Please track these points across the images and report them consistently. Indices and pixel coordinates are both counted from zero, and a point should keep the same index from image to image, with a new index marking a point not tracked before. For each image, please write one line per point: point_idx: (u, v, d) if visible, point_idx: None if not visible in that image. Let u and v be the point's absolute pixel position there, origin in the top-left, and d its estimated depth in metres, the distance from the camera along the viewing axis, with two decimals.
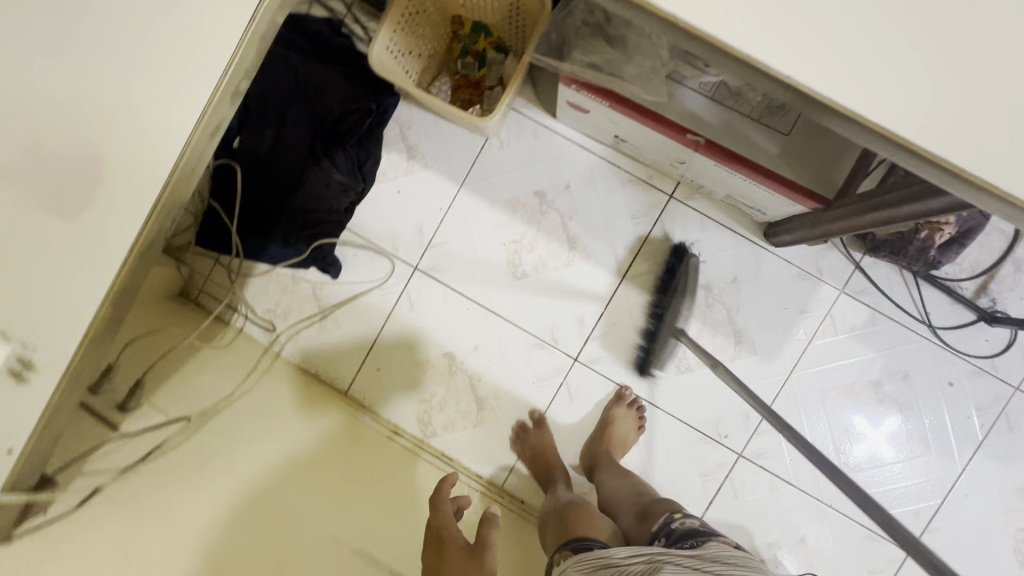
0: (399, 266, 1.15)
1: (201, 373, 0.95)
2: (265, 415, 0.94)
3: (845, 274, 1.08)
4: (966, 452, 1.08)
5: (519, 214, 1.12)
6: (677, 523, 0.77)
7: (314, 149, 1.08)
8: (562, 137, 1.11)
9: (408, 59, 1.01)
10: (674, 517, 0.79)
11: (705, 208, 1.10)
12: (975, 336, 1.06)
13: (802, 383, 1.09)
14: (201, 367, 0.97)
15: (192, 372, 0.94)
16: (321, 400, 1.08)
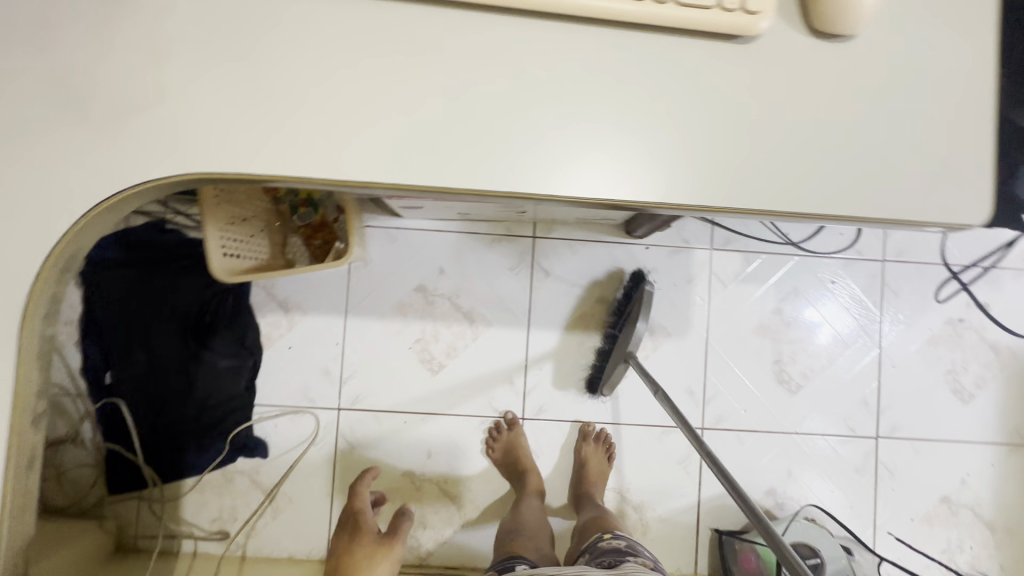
0: (323, 415, 1.13)
1: None
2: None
3: (707, 234, 1.18)
4: (876, 331, 1.18)
5: (411, 315, 1.14)
6: (606, 542, 0.91)
7: (188, 348, 1.07)
8: (414, 230, 1.15)
9: (248, 245, 1.03)
10: (603, 538, 0.92)
11: (567, 234, 1.16)
12: (830, 234, 1.18)
13: (720, 340, 1.17)
14: None
15: None
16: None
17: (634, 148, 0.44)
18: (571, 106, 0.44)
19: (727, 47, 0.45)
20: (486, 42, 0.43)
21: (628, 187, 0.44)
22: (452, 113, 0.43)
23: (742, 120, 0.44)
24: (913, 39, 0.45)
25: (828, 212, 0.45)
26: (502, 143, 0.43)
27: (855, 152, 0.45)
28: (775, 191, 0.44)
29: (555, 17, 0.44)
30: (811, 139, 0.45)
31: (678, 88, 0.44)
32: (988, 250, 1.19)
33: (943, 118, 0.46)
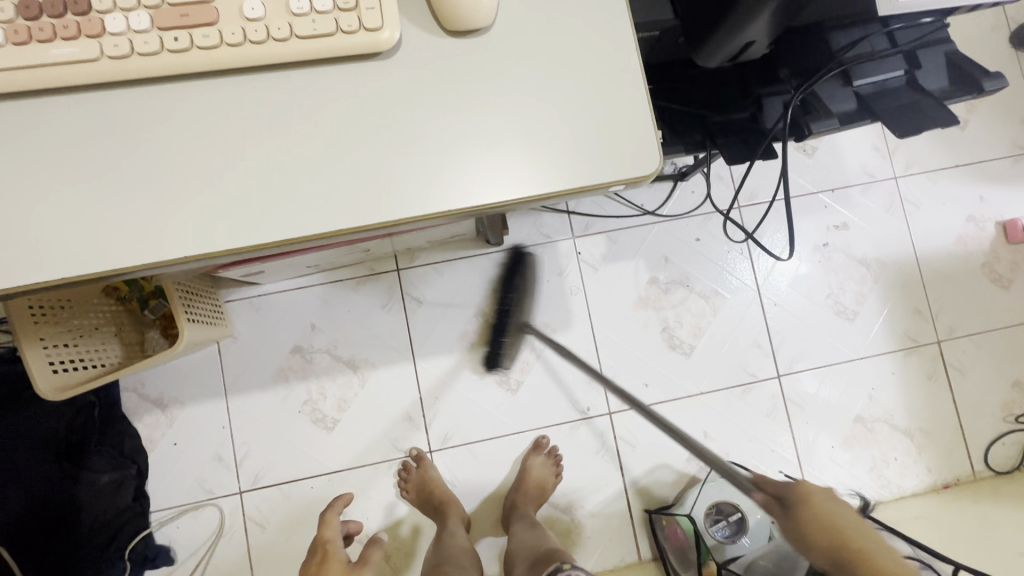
0: (226, 504, 1.09)
1: None
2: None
3: (566, 224, 1.19)
4: (753, 274, 1.21)
5: (293, 378, 1.12)
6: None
7: (63, 475, 1.01)
8: (277, 294, 1.13)
9: (98, 351, 0.99)
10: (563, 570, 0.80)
11: (430, 258, 1.16)
12: (683, 194, 1.21)
13: (605, 322, 1.17)
14: None
15: None
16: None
17: (296, 182, 0.44)
18: (226, 158, 0.44)
19: (369, 66, 0.46)
20: (129, 119, 0.44)
21: (301, 220, 0.44)
22: (110, 195, 0.43)
23: (398, 132, 0.45)
24: (548, 20, 0.47)
25: (508, 195, 0.45)
26: (164, 211, 0.44)
27: (519, 133, 0.46)
28: (447, 190, 0.45)
29: (192, 79, 0.45)
30: (472, 132, 0.46)
31: (329, 119, 0.45)
32: (832, 173, 1.24)
33: (596, 81, 0.47)
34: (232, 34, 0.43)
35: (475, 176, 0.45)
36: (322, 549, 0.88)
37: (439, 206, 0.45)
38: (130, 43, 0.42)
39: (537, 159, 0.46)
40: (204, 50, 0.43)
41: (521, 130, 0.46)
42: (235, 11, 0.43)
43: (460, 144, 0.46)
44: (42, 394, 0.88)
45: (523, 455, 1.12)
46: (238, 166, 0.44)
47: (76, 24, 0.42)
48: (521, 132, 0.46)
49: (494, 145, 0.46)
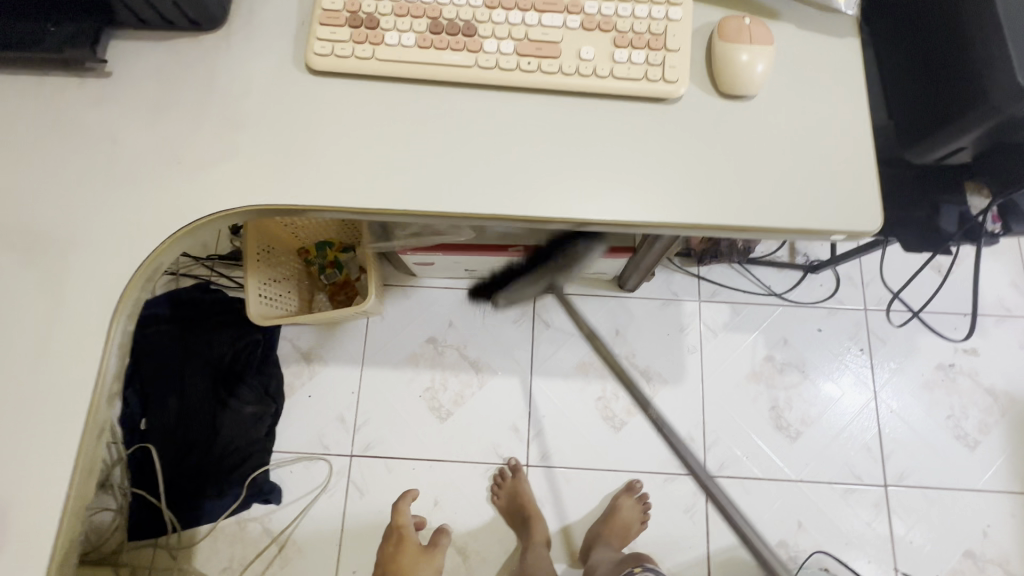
0: (336, 462, 1.18)
1: None
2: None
3: (694, 287, 1.28)
4: (869, 376, 1.23)
5: (422, 364, 1.24)
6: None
7: (218, 394, 1.16)
8: (428, 288, 1.28)
9: (285, 297, 1.17)
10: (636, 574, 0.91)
11: (565, 288, 1.28)
12: (811, 285, 1.27)
13: (716, 385, 1.22)
14: None
15: None
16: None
17: (585, 179, 0.58)
18: (536, 151, 0.58)
19: (655, 107, 0.59)
20: (473, 109, 0.59)
21: (582, 206, 0.57)
22: (450, 161, 0.58)
23: (669, 158, 0.58)
24: (800, 98, 0.59)
25: (747, 223, 0.56)
26: (483, 179, 0.58)
27: (766, 177, 0.57)
28: (701, 209, 0.56)
29: (524, 91, 0.60)
30: (728, 170, 0.57)
31: (616, 138, 0.59)
32: (967, 298, 1.26)
33: (834, 152, 0.58)
34: (569, 67, 0.58)
35: (720, 201, 0.57)
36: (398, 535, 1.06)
37: (692, 219, 0.56)
38: (497, 60, 0.58)
39: (787, 203, 0.56)
40: (546, 74, 0.58)
41: (764, 174, 0.57)
42: (573, 52, 0.59)
43: (711, 174, 0.57)
44: (253, 318, 1.05)
45: (613, 492, 1.15)
46: (543, 160, 0.58)
47: (463, 41, 0.59)
48: (762, 175, 0.57)
49: (738, 180, 0.57)
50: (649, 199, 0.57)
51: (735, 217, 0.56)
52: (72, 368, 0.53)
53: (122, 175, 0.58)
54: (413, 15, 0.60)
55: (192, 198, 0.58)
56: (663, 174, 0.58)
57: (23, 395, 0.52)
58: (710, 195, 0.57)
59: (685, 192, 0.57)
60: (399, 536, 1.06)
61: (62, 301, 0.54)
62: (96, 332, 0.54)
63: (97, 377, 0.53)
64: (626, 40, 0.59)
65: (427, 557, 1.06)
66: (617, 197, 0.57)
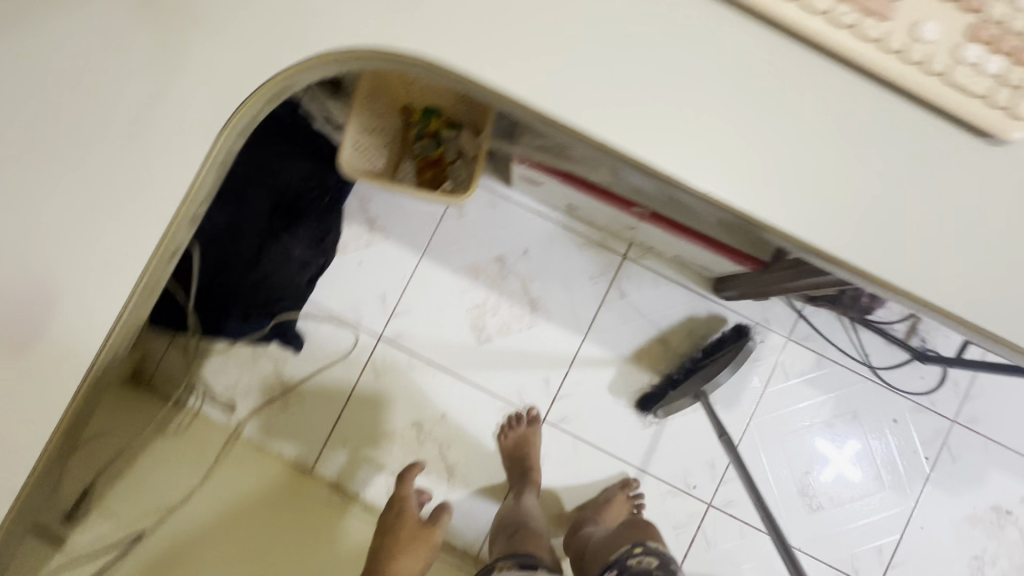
0: (362, 338, 1.14)
1: (161, 468, 0.96)
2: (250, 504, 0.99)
3: (789, 322, 1.15)
4: (917, 486, 1.13)
5: (481, 279, 1.15)
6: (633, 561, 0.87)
7: (273, 226, 1.04)
8: (517, 205, 1.15)
9: (376, 154, 1.06)
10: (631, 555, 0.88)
11: (657, 266, 1.15)
12: (912, 373, 1.14)
13: (763, 427, 1.14)
14: (158, 462, 0.97)
15: (147, 466, 0.95)
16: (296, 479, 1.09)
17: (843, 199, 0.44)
18: (797, 136, 0.44)
19: (969, 140, 0.44)
20: (739, 46, 0.44)
21: (818, 229, 0.43)
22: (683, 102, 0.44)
23: (958, 214, 0.43)
24: None
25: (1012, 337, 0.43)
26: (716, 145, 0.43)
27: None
28: (965, 292, 0.43)
29: (814, 49, 0.44)
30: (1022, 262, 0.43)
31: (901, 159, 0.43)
32: None
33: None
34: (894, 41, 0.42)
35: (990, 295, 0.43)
36: (399, 506, 1.03)
37: (945, 303, 0.43)
38: None
39: None
40: (861, 38, 0.42)
41: None
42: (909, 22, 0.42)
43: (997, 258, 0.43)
44: (341, 165, 0.96)
45: (609, 483, 1.12)
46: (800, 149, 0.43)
47: None
48: None
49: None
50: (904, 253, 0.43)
51: (999, 322, 0.43)
52: (162, 169, 0.44)
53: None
54: None
55: (358, 15, 0.44)
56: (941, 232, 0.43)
57: (100, 181, 0.43)
58: (983, 284, 0.43)
59: (954, 265, 0.43)
60: (401, 507, 1.03)
61: (171, 85, 0.44)
62: (199, 139, 0.44)
63: (187, 191, 0.44)
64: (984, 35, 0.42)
65: (426, 535, 1.00)
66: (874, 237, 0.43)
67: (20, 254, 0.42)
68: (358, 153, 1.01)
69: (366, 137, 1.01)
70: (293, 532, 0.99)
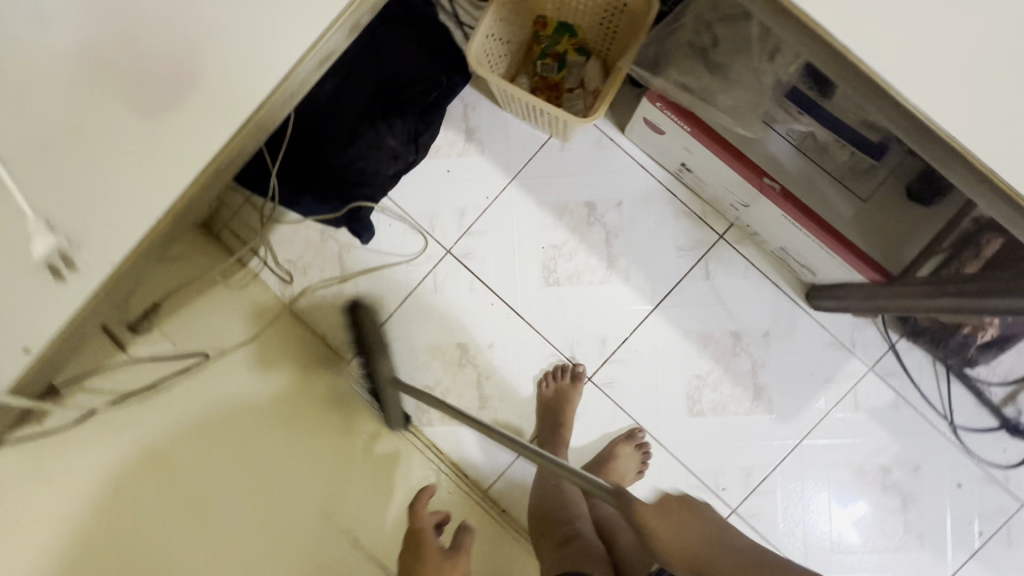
0: (431, 247, 1.11)
1: (222, 319, 0.98)
2: (275, 419, 0.92)
3: (877, 352, 1.06)
4: (961, 560, 1.05)
5: (565, 221, 1.09)
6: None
7: (371, 109, 0.99)
8: (625, 154, 1.08)
9: (499, 57, 0.99)
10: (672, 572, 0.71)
11: (752, 255, 1.07)
12: (993, 443, 1.05)
13: (813, 451, 1.07)
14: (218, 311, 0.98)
15: (212, 313, 0.97)
16: (332, 408, 0.98)
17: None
18: None
19: None
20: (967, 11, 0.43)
21: None
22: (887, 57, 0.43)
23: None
24: None
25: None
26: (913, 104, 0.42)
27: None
28: None
29: None
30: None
31: None
32: None
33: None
34: None
35: None
36: (415, 543, 0.79)
37: None
38: None
39: None
40: None
41: None
42: None
43: None
44: (470, 52, 0.89)
45: (613, 434, 1.09)
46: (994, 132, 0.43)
47: None
48: None
49: None
50: None
51: None
52: None
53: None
54: None
55: None
56: None
57: None
58: None
59: None
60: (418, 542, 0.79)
61: None
62: None
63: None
64: None
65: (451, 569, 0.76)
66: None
67: (191, 17, 0.41)
68: (485, 48, 0.94)
69: (497, 34, 0.95)
70: (282, 496, 0.85)
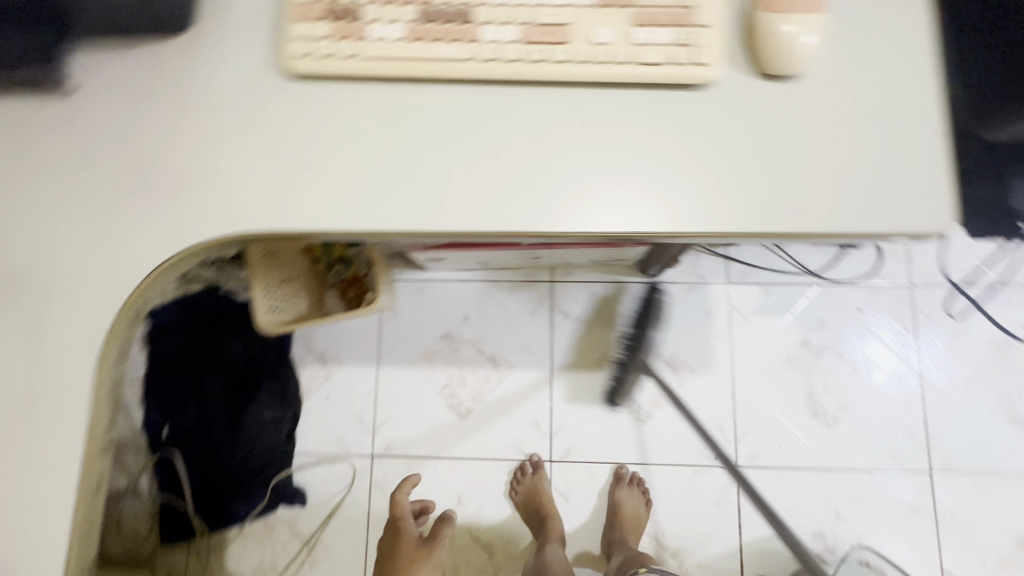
0: (358, 463, 1.17)
1: None
2: None
3: (722, 268, 1.20)
4: (915, 358, 1.15)
5: (438, 361, 1.20)
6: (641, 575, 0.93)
7: (237, 401, 1.17)
8: (440, 282, 1.22)
9: (294, 299, 1.15)
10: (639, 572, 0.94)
11: (583, 276, 1.21)
12: (851, 262, 1.18)
13: (745, 373, 1.16)
14: None
15: None
16: None
17: (611, 194, 0.50)
18: (548, 158, 0.51)
19: (686, 94, 0.51)
20: (491, 104, 0.52)
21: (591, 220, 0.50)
22: (456, 183, 0.51)
23: (714, 159, 0.50)
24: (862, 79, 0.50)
25: (810, 231, 0.49)
26: (580, 195, 0.50)
27: (833, 175, 0.49)
28: (735, 214, 0.49)
29: (534, 84, 0.52)
30: (791, 171, 0.49)
31: (626, 136, 0.51)
32: None
33: (912, 145, 0.49)
34: (583, 53, 0.50)
35: (750, 205, 0.49)
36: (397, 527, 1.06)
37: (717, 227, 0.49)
38: (500, 49, 0.51)
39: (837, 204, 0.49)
40: (555, 64, 0.50)
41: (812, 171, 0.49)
42: (587, 34, 0.50)
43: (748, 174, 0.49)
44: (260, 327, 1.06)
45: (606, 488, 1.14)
46: (570, 168, 0.51)
47: (461, 29, 0.51)
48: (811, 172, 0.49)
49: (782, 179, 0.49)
50: (672, 204, 0.49)
51: (774, 220, 0.49)
52: (62, 418, 0.50)
53: (98, 196, 0.53)
54: (401, 1, 0.52)
55: (176, 221, 0.52)
56: (696, 176, 0.50)
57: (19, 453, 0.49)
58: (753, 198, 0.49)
59: (715, 198, 0.49)
60: (399, 526, 1.06)
61: (52, 343, 0.51)
62: (87, 374, 0.51)
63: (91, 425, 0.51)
64: (649, 16, 0.50)
65: (426, 551, 1.05)
66: (683, 206, 0.49)
67: None
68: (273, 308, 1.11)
69: (276, 292, 1.11)
70: None
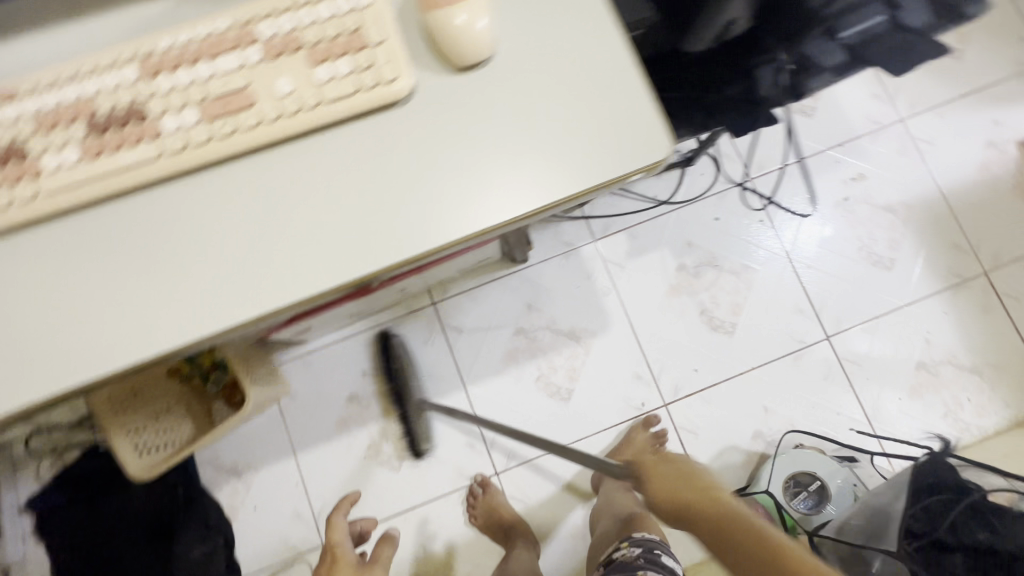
0: (313, 557, 1.12)
1: None
2: None
3: (584, 228, 1.22)
4: (779, 242, 1.21)
5: (353, 425, 1.16)
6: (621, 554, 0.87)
7: (155, 555, 1.02)
8: (326, 347, 1.18)
9: (176, 428, 1.06)
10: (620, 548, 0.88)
11: (461, 286, 1.19)
12: (693, 178, 1.23)
13: (641, 316, 1.19)
14: None
15: None
16: None
17: (353, 239, 0.48)
18: (279, 225, 0.49)
19: (389, 116, 0.49)
20: (203, 193, 0.49)
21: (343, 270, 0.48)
22: (197, 283, 0.48)
23: (440, 168, 0.49)
24: (545, 42, 0.51)
25: (554, 200, 0.49)
26: (495, 189, 0.49)
27: (577, 131, 0.49)
28: (477, 212, 0.48)
29: (238, 157, 0.49)
30: (515, 153, 0.49)
31: (347, 175, 0.49)
32: (894, 141, 1.24)
33: (613, 84, 0.50)
34: (270, 112, 0.48)
35: (487, 200, 0.49)
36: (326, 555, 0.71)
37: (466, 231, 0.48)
38: (185, 137, 0.48)
39: (568, 168, 0.49)
40: (246, 132, 0.48)
41: (535, 143, 0.49)
42: (268, 91, 0.48)
43: (474, 170, 0.49)
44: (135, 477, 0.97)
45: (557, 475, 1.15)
46: (306, 226, 0.49)
47: (137, 131, 0.48)
48: (534, 145, 0.49)
49: (518, 159, 0.49)
50: (415, 225, 0.48)
51: (516, 204, 0.48)
52: None
53: None
54: (64, 123, 0.48)
55: None
56: (428, 191, 0.49)
57: None
58: (488, 192, 0.49)
59: (454, 204, 0.49)
60: (332, 555, 0.71)
61: None
62: None
63: None
64: (322, 53, 0.49)
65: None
66: (536, 176, 0.49)
67: None
68: (151, 449, 1.02)
69: (148, 431, 1.02)
70: None
